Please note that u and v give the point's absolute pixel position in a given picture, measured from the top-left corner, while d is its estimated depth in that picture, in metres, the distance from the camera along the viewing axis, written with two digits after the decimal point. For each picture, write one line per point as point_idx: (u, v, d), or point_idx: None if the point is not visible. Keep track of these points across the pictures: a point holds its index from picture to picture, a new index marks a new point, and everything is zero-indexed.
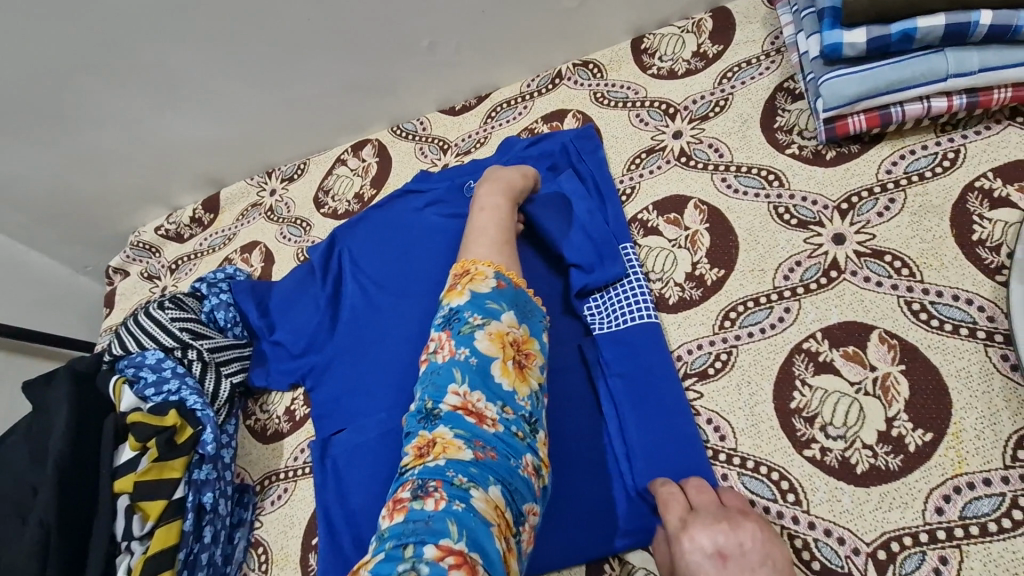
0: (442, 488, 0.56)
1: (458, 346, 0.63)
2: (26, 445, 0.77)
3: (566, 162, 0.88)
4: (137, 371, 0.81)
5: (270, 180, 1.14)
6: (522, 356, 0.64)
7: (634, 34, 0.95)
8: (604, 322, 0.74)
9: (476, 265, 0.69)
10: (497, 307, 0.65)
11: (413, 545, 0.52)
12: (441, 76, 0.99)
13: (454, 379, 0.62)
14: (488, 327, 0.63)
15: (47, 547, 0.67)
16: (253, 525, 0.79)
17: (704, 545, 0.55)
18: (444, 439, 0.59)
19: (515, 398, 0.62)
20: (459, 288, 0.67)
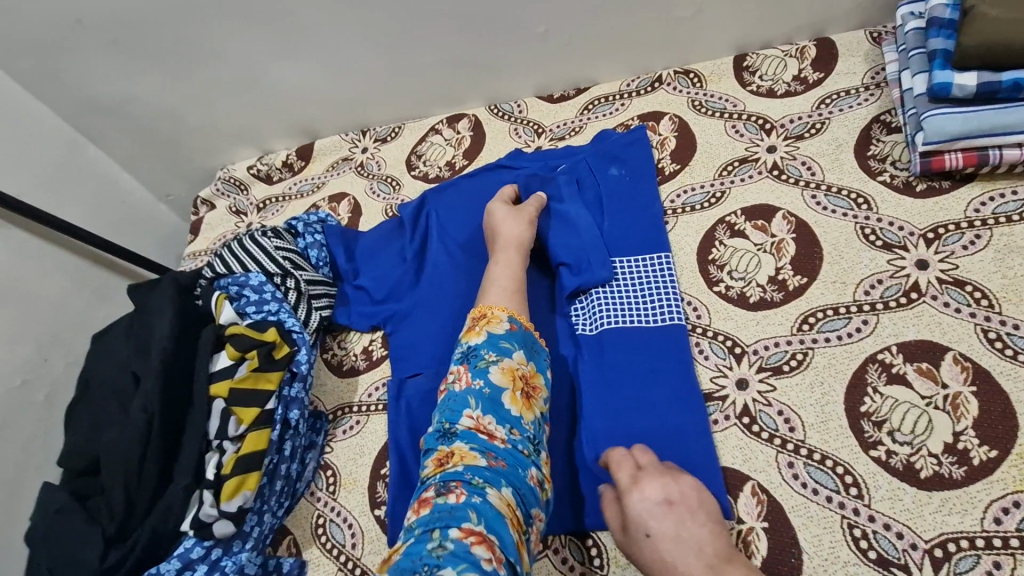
0: (461, 486, 0.61)
1: (474, 377, 0.69)
2: (132, 340, 0.83)
3: (587, 169, 0.95)
4: (239, 290, 0.87)
5: (363, 139, 1.20)
6: (529, 387, 0.70)
7: (737, 51, 1.00)
8: (614, 317, 0.81)
9: (491, 310, 0.76)
10: (510, 346, 0.71)
11: (439, 530, 0.58)
12: (547, 64, 1.05)
13: (469, 404, 0.68)
14: (502, 363, 0.69)
15: (151, 429, 0.74)
16: (323, 450, 0.85)
17: (653, 495, 0.64)
18: (461, 451, 0.65)
19: (522, 422, 0.68)
20: (477, 329, 0.74)
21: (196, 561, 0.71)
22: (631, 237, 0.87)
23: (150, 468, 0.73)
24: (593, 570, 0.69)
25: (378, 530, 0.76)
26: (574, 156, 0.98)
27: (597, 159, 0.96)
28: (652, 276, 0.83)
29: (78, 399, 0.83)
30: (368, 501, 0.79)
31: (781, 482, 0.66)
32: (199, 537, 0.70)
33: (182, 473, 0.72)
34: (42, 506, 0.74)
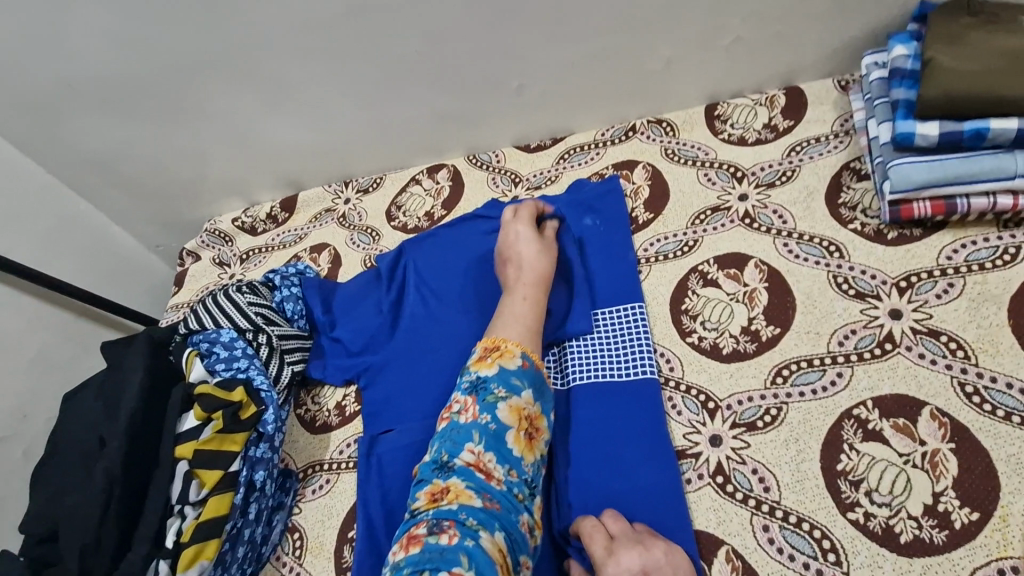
0: (454, 526, 0.60)
1: (481, 411, 0.68)
2: (101, 401, 0.82)
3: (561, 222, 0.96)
4: (210, 347, 0.86)
5: (346, 190, 1.21)
6: (534, 428, 0.69)
7: (708, 100, 1.02)
8: (584, 371, 0.80)
9: (506, 343, 0.74)
10: (521, 384, 0.70)
11: (428, 572, 0.56)
12: (524, 116, 1.07)
13: (472, 438, 0.66)
14: (511, 402, 0.68)
15: (111, 497, 0.72)
16: (292, 511, 0.82)
17: (629, 566, 0.61)
18: (457, 488, 0.63)
19: (522, 464, 0.67)
20: (489, 360, 0.72)
21: None
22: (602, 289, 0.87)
23: (107, 537, 0.71)
24: None
25: None
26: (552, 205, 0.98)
27: (573, 209, 0.96)
28: (626, 329, 0.82)
29: (45, 460, 0.82)
30: (334, 567, 0.76)
31: (756, 547, 0.63)
32: None
33: (139, 543, 0.70)
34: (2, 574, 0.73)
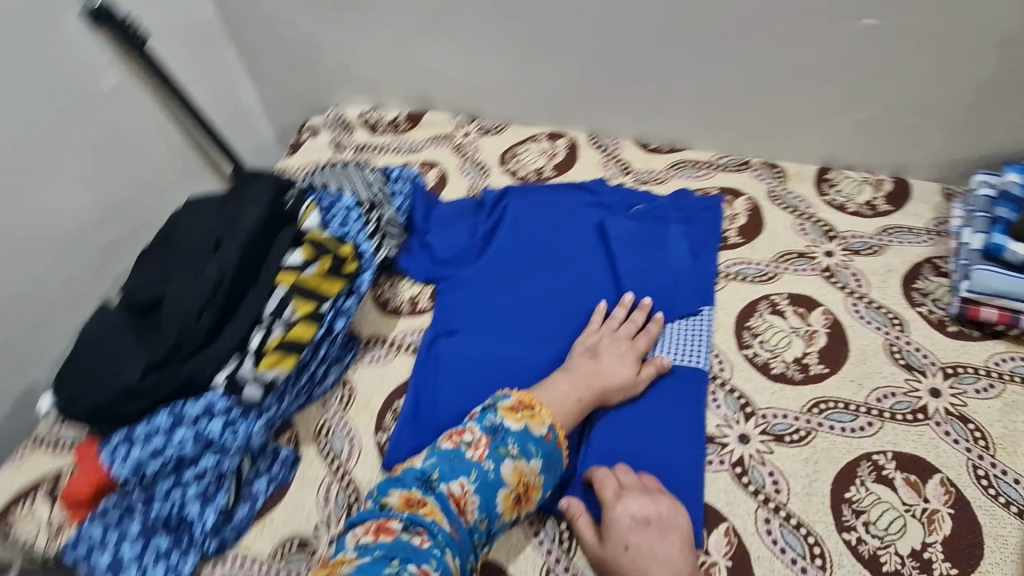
0: (426, 534, 0.64)
1: (488, 457, 0.70)
2: (222, 212, 0.90)
3: (655, 222, 1.03)
4: (329, 205, 0.94)
5: (469, 125, 1.30)
6: (525, 496, 0.70)
7: (822, 163, 1.11)
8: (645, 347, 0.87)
9: (541, 407, 0.75)
10: (535, 454, 0.71)
11: (398, 560, 0.61)
12: (655, 117, 1.16)
13: (468, 475, 0.69)
14: (518, 464, 0.70)
15: (219, 290, 0.80)
16: (346, 369, 0.90)
17: (634, 511, 0.69)
18: (432, 505, 0.67)
19: (496, 519, 0.69)
20: (519, 414, 0.74)
21: (216, 414, 0.73)
22: (678, 286, 0.93)
23: (205, 320, 0.78)
24: (561, 550, 0.72)
25: (373, 452, 0.81)
26: (653, 202, 1.06)
27: (672, 209, 1.05)
28: (691, 323, 0.90)
29: (157, 245, 0.91)
30: (373, 425, 0.84)
31: (754, 532, 0.71)
32: (228, 392, 0.73)
33: (228, 337, 0.77)
34: (102, 318, 0.81)
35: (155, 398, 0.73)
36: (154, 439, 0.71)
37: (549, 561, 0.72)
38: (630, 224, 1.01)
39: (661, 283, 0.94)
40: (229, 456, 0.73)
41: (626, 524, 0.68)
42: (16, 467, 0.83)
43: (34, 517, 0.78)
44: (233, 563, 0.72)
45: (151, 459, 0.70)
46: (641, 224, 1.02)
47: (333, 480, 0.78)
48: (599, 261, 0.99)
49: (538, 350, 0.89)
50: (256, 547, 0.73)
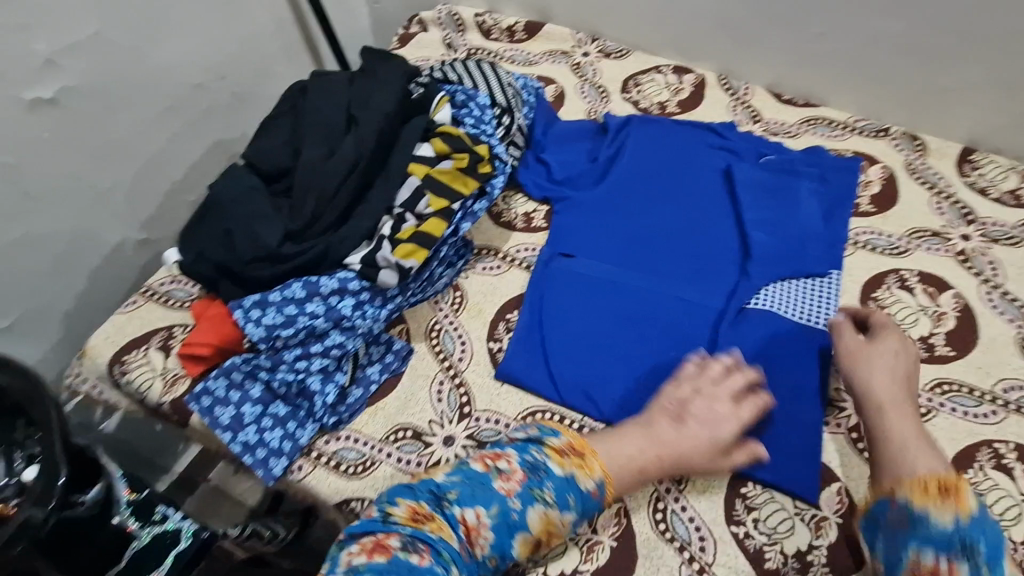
0: (428, 553, 0.57)
1: (518, 495, 0.62)
2: (354, 91, 0.87)
3: (786, 176, 0.97)
4: (464, 100, 0.89)
5: (589, 44, 1.21)
6: (545, 542, 0.63)
7: (968, 142, 1.03)
8: (769, 301, 0.85)
9: (592, 457, 0.66)
10: (573, 507, 0.63)
11: None
12: (796, 65, 1.08)
13: (489, 507, 0.61)
14: (548, 512, 0.62)
15: (354, 169, 0.78)
16: (459, 273, 0.88)
17: (901, 363, 0.74)
18: (441, 523, 0.59)
19: (506, 560, 0.62)
20: (566, 460, 0.65)
21: (348, 293, 0.72)
22: (806, 247, 0.89)
23: (341, 199, 0.76)
24: (672, 482, 0.73)
25: (486, 359, 0.81)
26: (783, 154, 1.01)
27: (804, 164, 0.99)
28: (815, 284, 0.87)
29: (284, 115, 0.88)
30: (486, 333, 0.83)
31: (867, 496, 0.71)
32: (363, 274, 0.72)
33: (360, 222, 0.76)
34: (234, 180, 0.77)
35: (291, 266, 0.72)
36: (287, 306, 0.70)
37: (659, 491, 0.73)
38: (762, 173, 0.96)
39: (790, 238, 0.90)
40: (354, 337, 0.73)
41: (896, 356, 0.74)
42: (127, 317, 0.83)
43: (149, 365, 0.79)
44: (346, 441, 0.73)
45: (283, 327, 0.70)
46: (769, 175, 0.97)
47: (446, 380, 0.78)
48: (725, 206, 0.94)
49: (660, 285, 0.87)
50: (368, 430, 0.73)
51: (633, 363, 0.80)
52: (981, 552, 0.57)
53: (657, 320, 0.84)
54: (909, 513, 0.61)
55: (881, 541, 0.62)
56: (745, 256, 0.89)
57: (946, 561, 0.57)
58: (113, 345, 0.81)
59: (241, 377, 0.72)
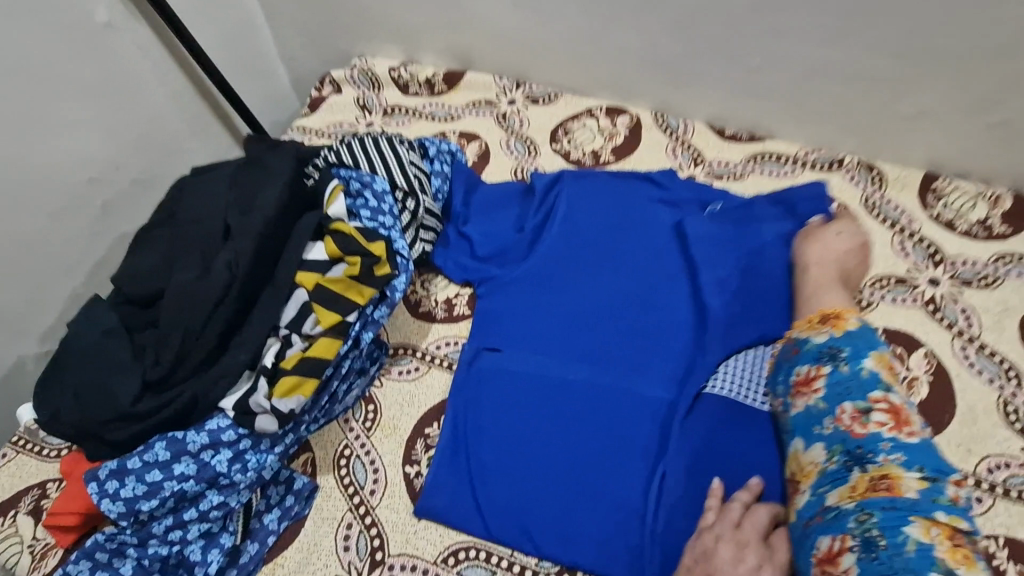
0: None
1: None
2: (231, 190, 0.77)
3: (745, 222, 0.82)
4: (360, 189, 0.80)
5: (514, 91, 1.11)
6: None
7: (930, 168, 0.94)
8: (727, 382, 0.73)
9: None
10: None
11: None
12: (738, 99, 0.98)
13: None
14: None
15: (227, 292, 0.68)
16: (372, 381, 0.78)
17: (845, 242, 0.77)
18: None
19: None
20: None
21: (222, 446, 0.63)
22: (772, 311, 0.76)
23: (212, 330, 0.66)
24: None
25: (403, 490, 0.71)
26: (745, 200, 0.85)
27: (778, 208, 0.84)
28: None
29: (159, 224, 0.78)
30: (402, 454, 0.73)
31: None
32: (238, 422, 0.63)
33: (239, 355, 0.66)
34: (92, 320, 0.69)
35: (150, 424, 0.63)
36: (150, 473, 0.61)
37: None
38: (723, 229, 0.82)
39: (745, 306, 0.77)
40: (237, 492, 0.64)
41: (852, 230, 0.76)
42: None
43: (16, 535, 0.69)
44: None
45: (146, 498, 0.61)
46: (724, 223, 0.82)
47: (355, 521, 0.68)
48: (675, 271, 0.81)
49: (601, 380, 0.75)
50: None
51: (571, 479, 0.70)
52: (844, 354, 0.64)
53: (596, 418, 0.73)
54: (797, 342, 0.68)
55: (777, 374, 0.69)
56: (700, 326, 0.77)
57: (815, 366, 0.64)
58: None
59: (107, 556, 0.62)
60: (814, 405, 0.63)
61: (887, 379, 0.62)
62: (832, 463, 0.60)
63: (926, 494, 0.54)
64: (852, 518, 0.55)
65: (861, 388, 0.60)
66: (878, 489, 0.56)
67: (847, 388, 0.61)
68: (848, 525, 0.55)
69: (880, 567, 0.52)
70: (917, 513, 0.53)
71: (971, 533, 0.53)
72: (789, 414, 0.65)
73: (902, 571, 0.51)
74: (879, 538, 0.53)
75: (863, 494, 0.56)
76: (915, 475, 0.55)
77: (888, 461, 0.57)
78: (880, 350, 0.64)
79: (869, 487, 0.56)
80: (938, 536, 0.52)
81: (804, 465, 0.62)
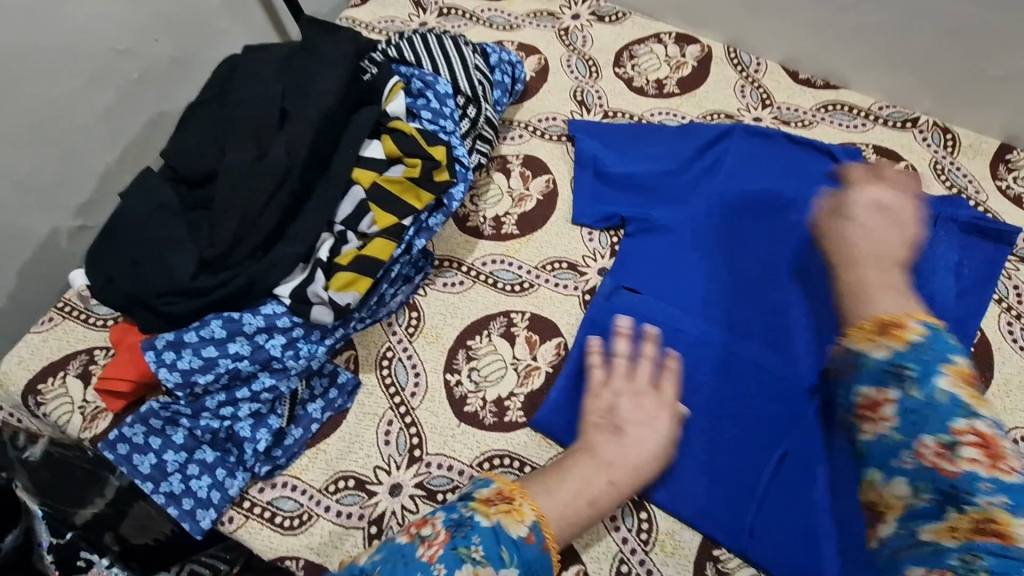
0: None
1: (442, 559, 0.53)
2: (289, 74, 0.73)
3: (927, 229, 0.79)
4: (422, 89, 0.77)
5: (579, 5, 1.04)
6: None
7: (1006, 139, 0.90)
8: None
9: (521, 499, 0.59)
10: (506, 562, 0.54)
11: None
12: (817, 41, 0.92)
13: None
14: (478, 573, 0.52)
15: (285, 181, 0.66)
16: (416, 289, 0.78)
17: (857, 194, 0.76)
18: None
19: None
20: (493, 509, 0.57)
21: (276, 331, 0.64)
22: None
23: (268, 217, 0.65)
24: (638, 541, 0.67)
25: (443, 395, 0.72)
26: None
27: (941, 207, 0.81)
28: None
29: (211, 101, 0.75)
30: (443, 363, 0.74)
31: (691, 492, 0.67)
32: (293, 310, 0.64)
33: (296, 246, 0.65)
34: (144, 194, 0.68)
35: (207, 301, 0.64)
36: (206, 348, 0.63)
37: (624, 552, 0.67)
38: None
39: None
40: (287, 377, 0.66)
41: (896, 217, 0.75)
42: (43, 336, 0.74)
43: (65, 398, 0.71)
44: (283, 489, 0.66)
45: (202, 371, 0.63)
46: None
47: (396, 419, 0.70)
48: (820, 243, 0.80)
49: (736, 346, 0.75)
50: (308, 476, 0.67)
51: (689, 432, 0.71)
52: (911, 373, 0.56)
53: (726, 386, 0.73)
54: (854, 355, 0.61)
55: (838, 392, 0.62)
56: None
57: (880, 389, 0.57)
58: (28, 371, 0.73)
59: (161, 423, 0.65)
60: (889, 434, 0.56)
61: (967, 399, 0.54)
62: (921, 498, 0.53)
63: None
64: (954, 559, 0.49)
65: (940, 417, 0.53)
66: (984, 532, 0.48)
67: (921, 414, 0.54)
68: (949, 562, 0.49)
69: None
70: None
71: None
72: (858, 441, 0.58)
73: None
74: None
75: (966, 535, 0.49)
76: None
77: (991, 505, 0.49)
78: (952, 362, 0.56)
79: (972, 529, 0.49)
80: None
81: (885, 497, 0.55)
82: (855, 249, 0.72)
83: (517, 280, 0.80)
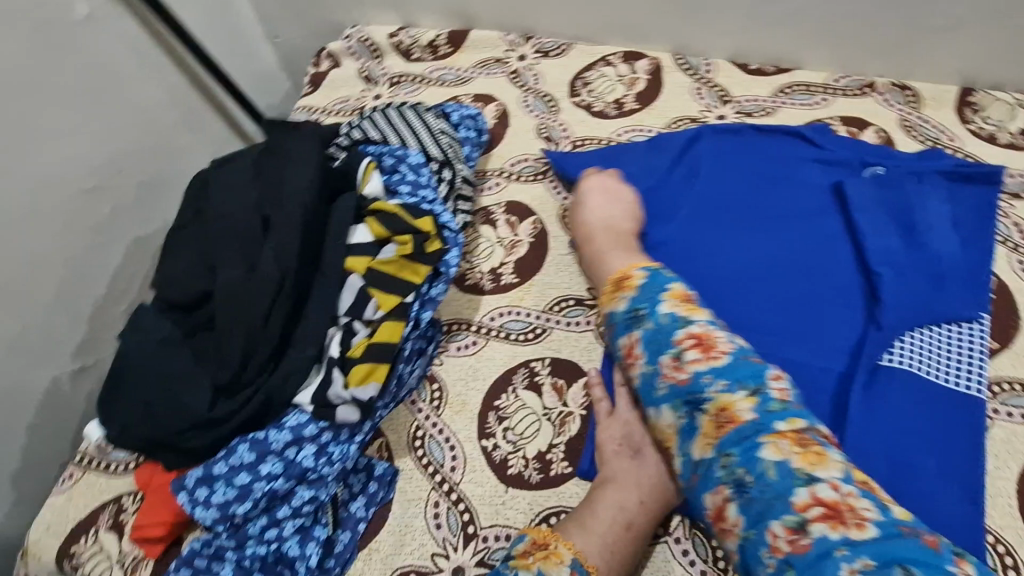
0: None
1: None
2: (261, 180, 0.73)
3: (913, 187, 0.80)
4: (394, 164, 0.77)
5: (523, 45, 1.06)
6: None
7: (964, 83, 0.92)
8: (903, 356, 0.71)
9: (556, 542, 0.59)
10: None
11: None
12: (759, 31, 0.95)
13: None
14: None
15: (282, 288, 0.66)
16: (432, 360, 0.77)
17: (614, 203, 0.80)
18: None
19: None
20: (530, 561, 0.57)
21: (306, 440, 0.62)
22: (909, 265, 0.76)
23: (274, 328, 0.65)
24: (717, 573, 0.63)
25: (483, 463, 0.70)
26: (895, 162, 0.83)
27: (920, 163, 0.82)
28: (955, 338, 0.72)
29: (190, 223, 0.74)
30: (476, 429, 0.72)
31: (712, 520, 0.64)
32: (318, 416, 0.62)
33: (306, 349, 0.64)
34: (142, 332, 0.67)
35: (230, 427, 0.63)
36: (238, 476, 0.61)
37: None
38: (863, 184, 0.81)
39: (847, 264, 0.78)
40: (326, 485, 0.64)
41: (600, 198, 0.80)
42: (66, 496, 0.72)
43: (101, 555, 0.68)
44: None
45: (239, 501, 0.61)
46: (888, 191, 0.80)
47: (441, 499, 0.68)
48: (812, 225, 0.81)
49: (760, 342, 0.74)
50: None
51: None
52: (645, 311, 0.63)
53: None
54: (609, 316, 0.66)
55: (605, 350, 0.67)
56: (872, 300, 0.75)
57: (628, 334, 0.63)
58: (57, 536, 0.70)
59: (206, 562, 0.63)
60: (643, 370, 0.60)
61: (685, 313, 0.61)
62: (680, 417, 0.56)
63: (760, 408, 0.52)
64: (717, 467, 0.51)
65: (668, 338, 0.59)
66: (723, 426, 0.52)
67: (657, 341, 0.60)
68: (718, 475, 0.51)
69: (756, 509, 0.48)
70: (765, 430, 0.50)
71: (813, 427, 0.51)
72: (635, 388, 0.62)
73: (774, 503, 0.47)
74: (745, 477, 0.49)
75: (715, 437, 0.53)
76: (742, 395, 0.53)
77: (718, 393, 0.54)
78: (668, 289, 0.63)
79: (715, 427, 0.53)
80: (788, 448, 0.49)
81: (664, 433, 0.58)
82: (592, 227, 0.78)
83: (529, 328, 0.79)
